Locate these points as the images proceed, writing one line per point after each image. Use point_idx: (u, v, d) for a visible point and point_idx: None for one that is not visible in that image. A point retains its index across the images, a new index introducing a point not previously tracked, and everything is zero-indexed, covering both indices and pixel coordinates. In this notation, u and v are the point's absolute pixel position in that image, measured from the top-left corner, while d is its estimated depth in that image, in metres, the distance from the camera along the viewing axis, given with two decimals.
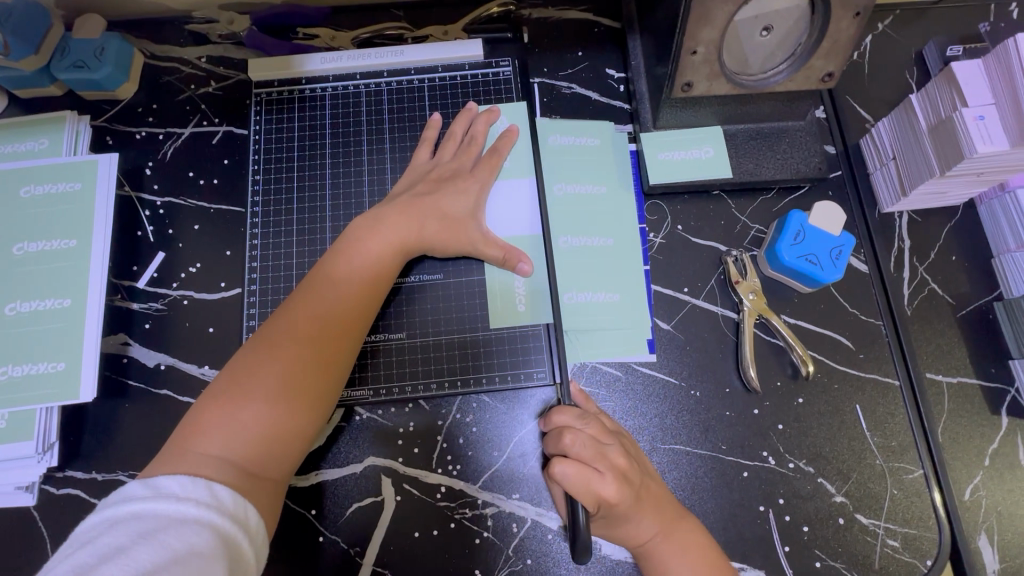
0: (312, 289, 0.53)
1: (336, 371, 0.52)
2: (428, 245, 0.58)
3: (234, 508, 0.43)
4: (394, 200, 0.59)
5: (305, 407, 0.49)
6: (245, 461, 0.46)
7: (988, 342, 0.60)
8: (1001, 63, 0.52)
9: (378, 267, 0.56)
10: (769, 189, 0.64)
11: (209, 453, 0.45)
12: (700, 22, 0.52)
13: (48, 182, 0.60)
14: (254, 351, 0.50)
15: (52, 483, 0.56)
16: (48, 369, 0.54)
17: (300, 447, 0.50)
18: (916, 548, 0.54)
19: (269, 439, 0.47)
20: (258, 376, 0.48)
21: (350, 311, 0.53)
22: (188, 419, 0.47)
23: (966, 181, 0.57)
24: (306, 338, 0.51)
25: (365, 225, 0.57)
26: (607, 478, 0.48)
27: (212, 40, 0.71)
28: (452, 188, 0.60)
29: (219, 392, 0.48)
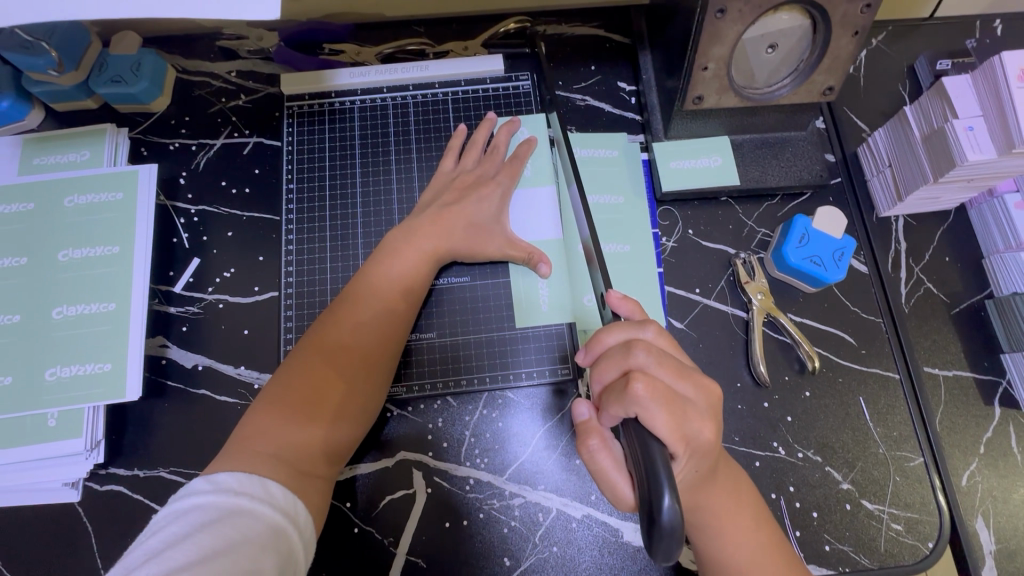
0: (354, 298, 0.57)
1: (377, 375, 0.55)
2: (457, 251, 0.61)
3: (285, 503, 0.46)
4: (425, 208, 0.63)
5: (349, 410, 0.53)
6: (295, 458, 0.49)
7: (980, 337, 0.64)
8: (988, 77, 0.56)
9: (413, 274, 0.59)
10: (773, 196, 0.68)
11: (262, 450, 0.48)
12: (712, 40, 0.56)
13: (90, 192, 0.62)
14: (303, 356, 0.54)
15: (96, 480, 0.59)
16: (95, 370, 0.57)
17: (344, 447, 0.53)
18: (918, 531, 0.58)
19: (317, 439, 0.51)
20: (308, 380, 0.52)
21: (390, 319, 0.57)
22: (244, 422, 0.51)
23: (958, 187, 0.61)
24: (349, 345, 0.54)
25: (400, 236, 0.60)
26: (691, 413, 0.45)
27: (242, 56, 0.74)
28: (477, 196, 0.63)
29: (275, 397, 0.52)
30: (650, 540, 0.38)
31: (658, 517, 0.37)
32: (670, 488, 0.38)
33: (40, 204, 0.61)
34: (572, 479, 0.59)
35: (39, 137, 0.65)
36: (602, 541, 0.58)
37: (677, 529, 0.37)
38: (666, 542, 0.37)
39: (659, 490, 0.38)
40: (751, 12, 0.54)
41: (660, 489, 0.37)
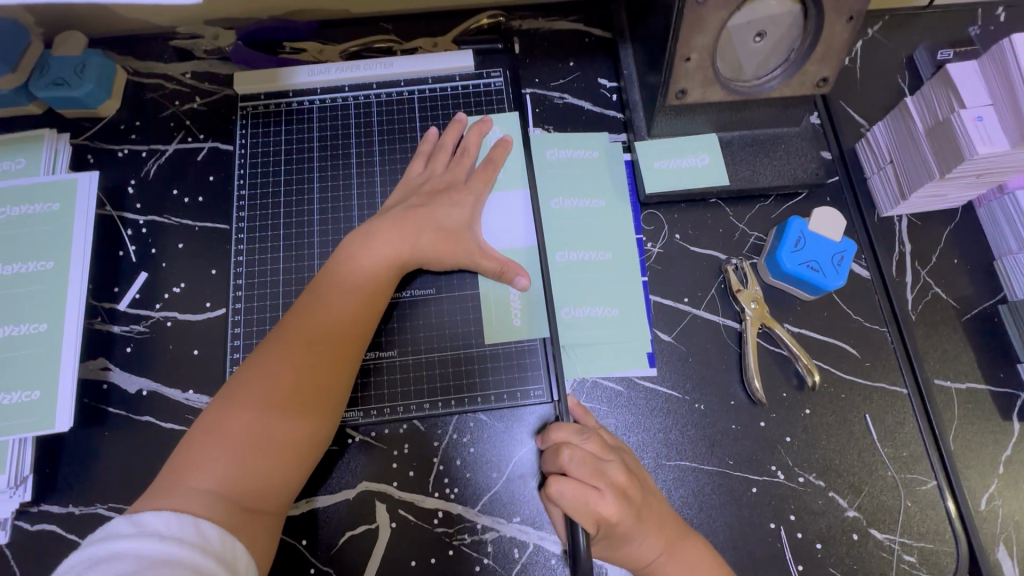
0: (306, 310, 0.52)
1: (332, 394, 0.50)
2: (422, 254, 0.56)
3: (220, 547, 0.41)
4: (387, 213, 0.58)
5: (300, 436, 0.48)
6: (235, 494, 0.44)
7: (995, 346, 0.59)
8: (997, 62, 0.51)
9: (376, 281, 0.54)
10: (766, 197, 0.64)
11: (197, 485, 0.44)
12: (693, 29, 0.52)
13: (24, 204, 0.58)
14: (248, 376, 0.49)
15: (27, 518, 0.53)
16: (22, 398, 0.51)
17: (295, 477, 0.48)
18: (934, 563, 0.52)
19: (262, 469, 0.46)
20: (253, 405, 0.47)
21: (346, 333, 0.52)
22: (181, 451, 0.46)
23: (967, 183, 0.56)
24: (299, 362, 0.49)
25: (358, 242, 0.55)
26: (606, 496, 0.47)
27: (197, 56, 0.70)
28: (445, 200, 0.58)
29: (215, 421, 0.47)
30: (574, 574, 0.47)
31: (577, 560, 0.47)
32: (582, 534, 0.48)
33: None
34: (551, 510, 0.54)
35: None
36: None
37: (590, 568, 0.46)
38: None
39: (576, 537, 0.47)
40: None
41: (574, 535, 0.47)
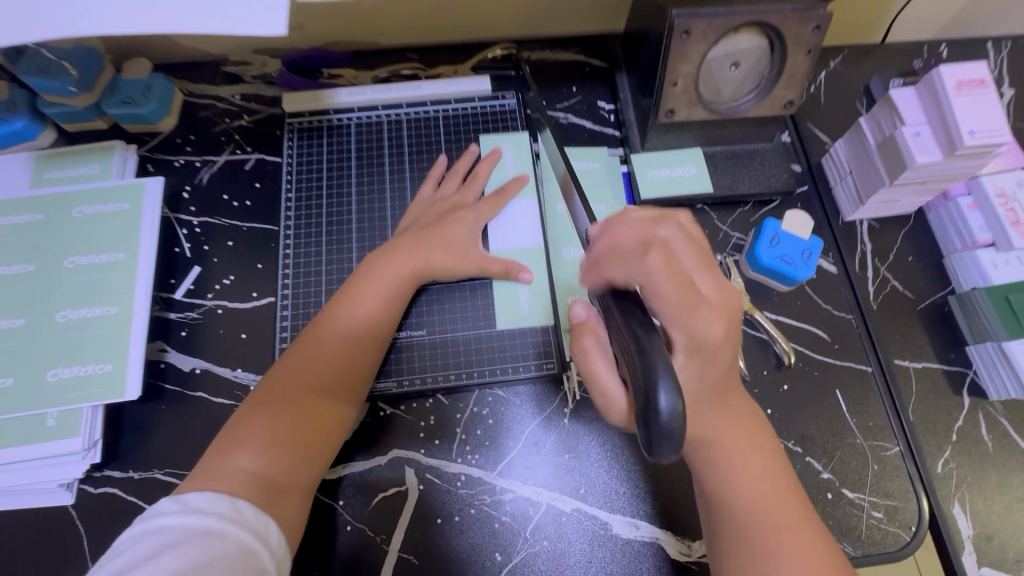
0: (328, 323, 0.59)
1: (349, 394, 0.58)
2: (436, 268, 0.63)
3: (254, 522, 0.47)
4: (402, 235, 0.66)
5: (322, 430, 0.55)
6: (270, 477, 0.51)
7: (946, 331, 0.68)
8: (930, 88, 0.60)
9: (390, 296, 0.61)
10: (745, 203, 0.73)
11: (237, 467, 0.50)
12: (679, 58, 0.62)
13: (98, 203, 0.65)
14: (279, 379, 0.56)
15: (90, 483, 0.59)
16: (95, 370, 0.58)
17: (318, 465, 0.55)
18: (899, 519, 0.60)
19: (292, 457, 0.53)
20: (284, 403, 0.54)
21: (365, 343, 0.59)
22: (221, 439, 0.52)
23: (913, 189, 0.66)
24: (324, 366, 0.57)
25: (378, 259, 0.63)
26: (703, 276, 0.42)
27: (245, 80, 0.79)
28: (453, 219, 0.66)
29: (252, 415, 0.53)
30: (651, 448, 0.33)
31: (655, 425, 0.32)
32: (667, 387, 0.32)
33: (49, 214, 0.64)
34: (561, 474, 0.61)
35: (51, 153, 0.69)
36: (591, 534, 0.59)
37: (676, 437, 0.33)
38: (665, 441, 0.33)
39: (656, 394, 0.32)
40: (713, 33, 0.60)
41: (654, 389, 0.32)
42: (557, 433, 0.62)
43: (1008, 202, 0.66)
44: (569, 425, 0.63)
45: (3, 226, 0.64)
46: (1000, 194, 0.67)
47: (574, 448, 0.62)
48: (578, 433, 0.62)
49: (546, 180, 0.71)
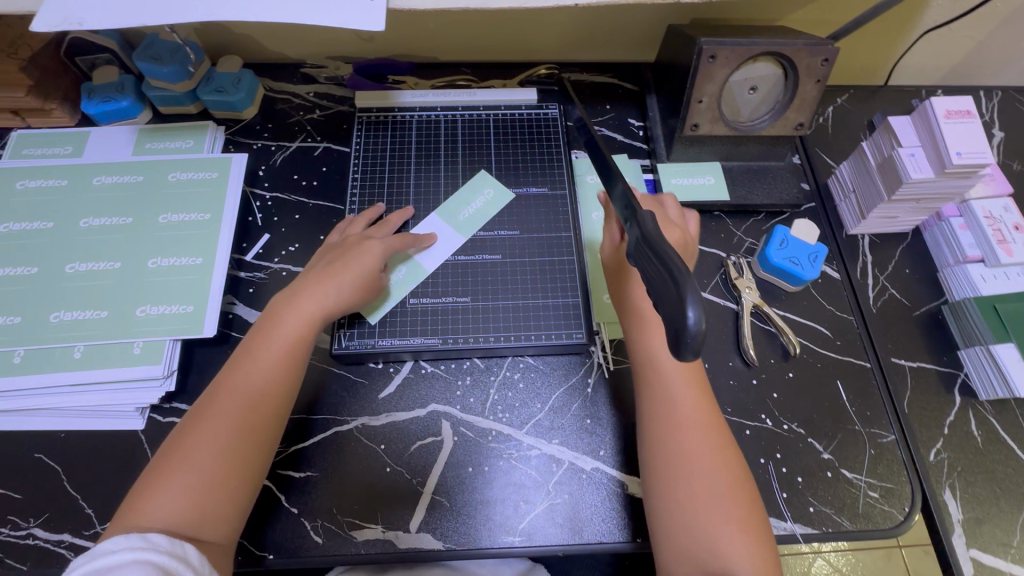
0: (238, 370, 0.60)
1: (263, 435, 0.58)
2: (330, 299, 0.65)
3: (172, 547, 0.48)
4: (310, 271, 0.68)
5: (237, 473, 0.56)
6: (185, 525, 0.52)
7: (940, 337, 0.74)
8: (923, 116, 0.69)
9: (296, 338, 0.63)
10: (758, 213, 0.81)
11: (145, 521, 0.51)
12: (705, 79, 0.71)
13: (190, 170, 0.76)
14: (186, 434, 0.56)
15: (159, 412, 0.65)
16: (178, 310, 0.67)
17: (238, 508, 0.56)
18: (894, 499, 0.64)
19: (206, 504, 0.53)
20: (193, 452, 0.55)
21: (272, 381, 0.60)
22: (130, 497, 0.53)
23: (910, 207, 0.74)
24: (236, 412, 0.57)
25: (281, 306, 0.65)
26: None
27: (319, 81, 0.90)
28: (353, 254, 0.67)
29: (162, 467, 0.54)
30: (674, 355, 0.37)
31: (684, 335, 0.36)
32: (696, 300, 0.36)
33: (148, 177, 0.74)
34: (584, 436, 0.67)
35: (154, 128, 0.79)
36: (607, 490, 0.64)
37: (700, 345, 0.36)
38: (687, 350, 0.37)
39: (684, 309, 0.36)
40: (736, 59, 0.69)
41: (685, 303, 0.36)
42: (580, 399, 0.68)
43: (996, 224, 0.74)
44: (592, 394, 0.69)
45: (107, 183, 0.74)
46: (988, 216, 0.75)
47: (595, 413, 0.68)
48: (599, 402, 0.68)
49: (585, 185, 0.80)
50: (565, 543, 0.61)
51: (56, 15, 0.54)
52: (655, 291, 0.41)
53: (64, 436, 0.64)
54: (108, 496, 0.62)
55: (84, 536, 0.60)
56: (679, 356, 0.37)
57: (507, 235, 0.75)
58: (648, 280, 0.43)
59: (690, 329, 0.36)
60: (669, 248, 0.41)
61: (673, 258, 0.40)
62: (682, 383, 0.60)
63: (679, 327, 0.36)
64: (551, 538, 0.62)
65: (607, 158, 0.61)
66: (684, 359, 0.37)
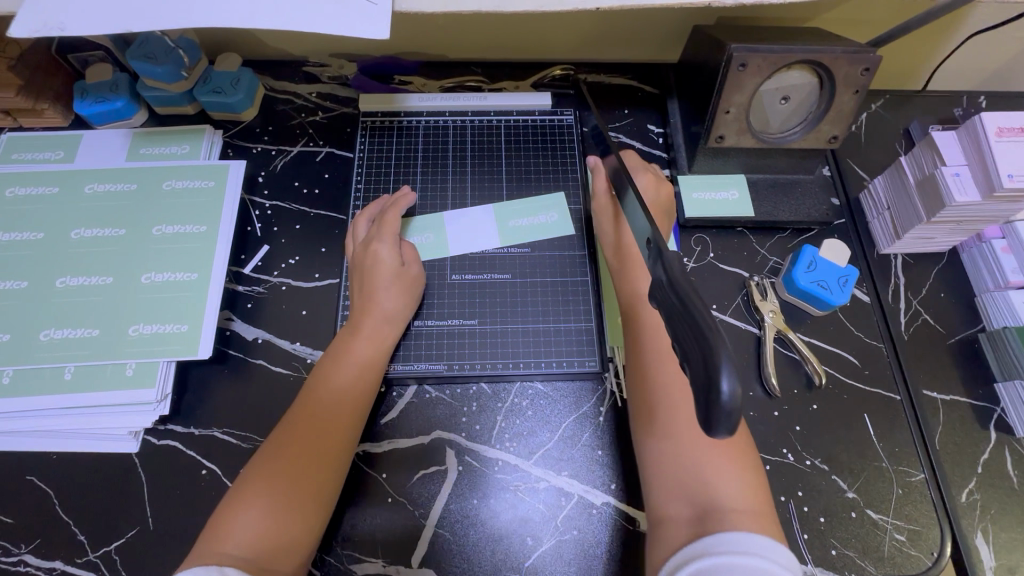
0: (315, 394, 0.60)
1: (332, 461, 0.57)
2: (382, 319, 0.64)
3: None
4: (355, 289, 0.67)
5: (311, 499, 0.55)
6: (264, 555, 0.51)
7: (975, 368, 0.70)
8: (971, 133, 0.64)
9: (364, 362, 0.62)
10: (784, 230, 0.77)
11: (226, 548, 0.50)
12: (733, 89, 0.66)
13: (187, 178, 0.72)
14: (265, 459, 0.56)
15: (154, 435, 0.63)
16: (173, 329, 0.64)
17: (310, 537, 0.55)
18: (921, 544, 0.61)
19: (279, 533, 0.53)
20: (274, 480, 0.55)
21: (345, 405, 0.60)
22: (213, 523, 0.53)
23: (949, 228, 0.69)
24: (312, 438, 0.57)
25: (344, 332, 0.64)
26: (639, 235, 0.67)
27: (322, 81, 0.86)
28: (376, 261, 0.66)
29: (243, 493, 0.54)
30: (706, 432, 0.33)
31: (715, 409, 0.32)
32: (731, 372, 0.32)
33: (142, 185, 0.71)
34: (596, 468, 0.63)
35: (148, 132, 0.76)
36: (618, 527, 0.61)
37: (734, 424, 0.32)
38: (719, 427, 0.33)
39: (717, 380, 0.32)
40: (768, 67, 0.64)
41: (717, 374, 0.32)
42: (592, 429, 0.65)
43: None
44: (605, 424, 0.65)
45: (100, 191, 0.70)
46: None
47: (607, 444, 0.64)
48: (612, 433, 0.65)
49: None
50: None
51: (35, 20, 0.50)
52: (680, 346, 0.37)
53: (56, 458, 0.62)
54: (101, 522, 0.60)
55: (77, 564, 0.58)
56: (708, 432, 0.33)
57: (518, 252, 0.71)
58: (671, 330, 0.39)
59: (724, 404, 0.32)
60: (696, 296, 0.37)
61: (700, 310, 0.35)
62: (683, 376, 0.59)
63: (709, 399, 0.33)
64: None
65: (625, 174, 0.57)
66: (715, 436, 0.33)
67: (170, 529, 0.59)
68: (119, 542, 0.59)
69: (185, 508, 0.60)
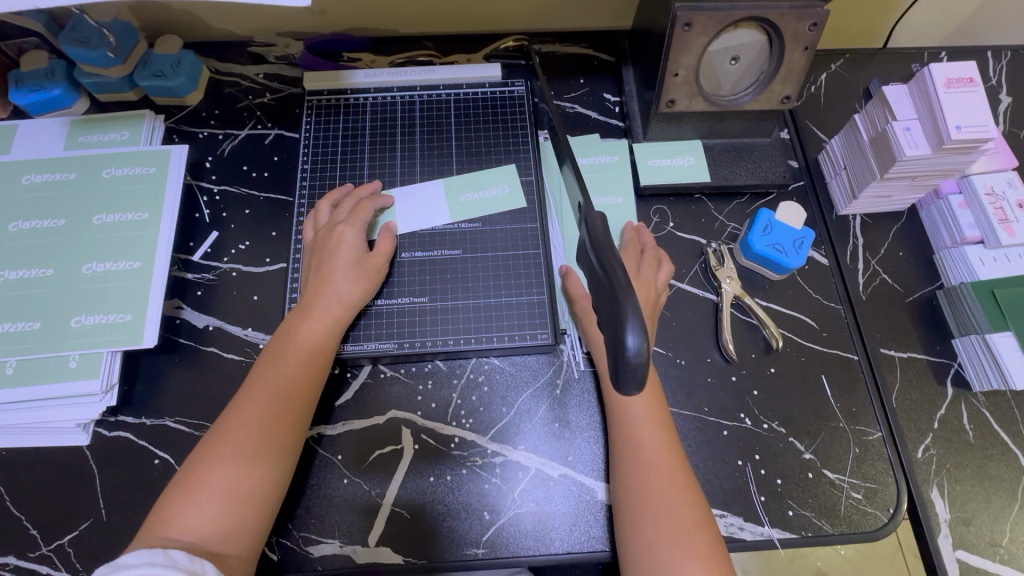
0: (262, 378, 0.58)
1: (286, 445, 0.56)
2: (339, 302, 0.62)
3: (192, 564, 0.45)
4: (309, 271, 0.65)
5: (260, 481, 0.54)
6: (212, 541, 0.50)
7: (933, 325, 0.69)
8: (920, 86, 0.63)
9: (315, 345, 0.60)
10: (742, 194, 0.75)
11: (172, 536, 0.50)
12: (680, 50, 0.64)
13: (127, 165, 0.71)
14: (210, 446, 0.54)
15: (104, 426, 0.62)
16: (117, 319, 0.63)
17: (264, 521, 0.54)
18: (877, 501, 0.61)
19: (230, 519, 0.52)
20: (219, 469, 0.53)
21: (296, 387, 0.58)
22: (154, 514, 0.52)
23: (904, 185, 0.68)
24: (261, 423, 0.55)
25: (295, 315, 0.62)
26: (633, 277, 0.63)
27: (269, 61, 0.83)
28: (333, 245, 0.64)
29: (187, 482, 0.52)
30: (616, 384, 0.38)
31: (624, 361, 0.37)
32: (636, 327, 0.37)
33: (81, 175, 0.69)
34: (554, 441, 0.63)
35: (87, 119, 0.74)
36: (576, 497, 0.61)
37: (640, 377, 0.37)
38: (628, 379, 0.38)
39: (624, 335, 0.37)
40: (714, 26, 0.62)
41: (624, 329, 0.37)
42: (548, 402, 0.65)
43: (997, 201, 0.68)
44: (561, 396, 0.65)
45: (38, 182, 0.69)
46: (989, 193, 0.69)
47: (564, 416, 0.64)
48: (569, 404, 0.65)
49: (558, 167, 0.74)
50: (531, 554, 0.59)
51: None
52: (599, 306, 0.42)
53: (6, 454, 0.61)
54: (52, 516, 0.59)
55: (30, 559, 0.58)
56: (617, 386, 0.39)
57: (468, 228, 0.70)
58: (593, 286, 0.44)
59: (630, 356, 0.37)
60: (613, 259, 0.41)
61: (615, 274, 0.40)
62: (645, 412, 0.58)
63: (619, 353, 0.38)
64: (517, 550, 0.59)
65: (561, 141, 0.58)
66: (624, 391, 0.38)
67: (122, 519, 0.59)
68: (71, 534, 0.58)
69: (137, 497, 0.60)
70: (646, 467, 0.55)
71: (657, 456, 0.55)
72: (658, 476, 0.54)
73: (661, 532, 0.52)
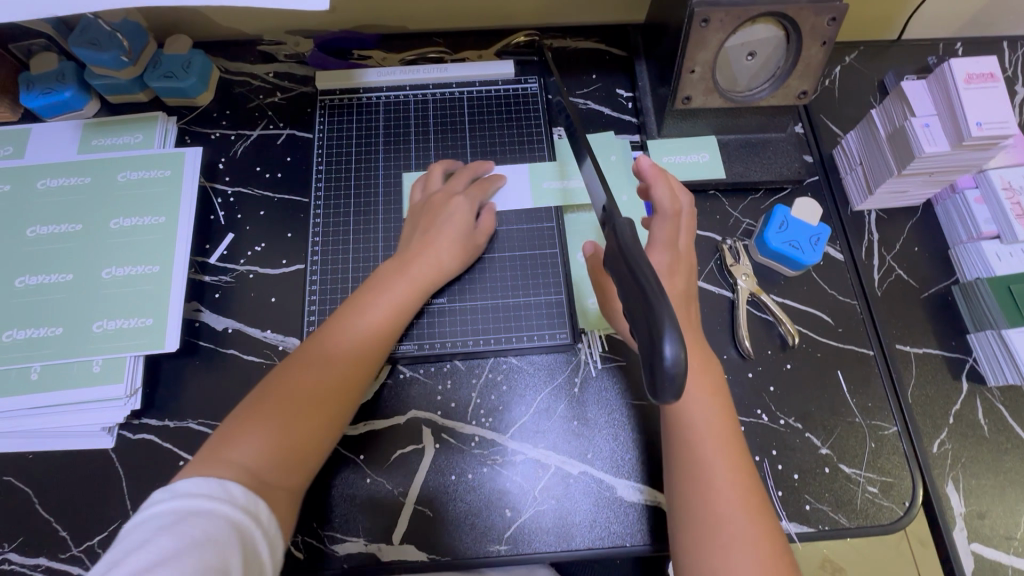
0: (354, 320, 0.58)
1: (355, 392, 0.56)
2: (443, 270, 0.63)
3: (247, 503, 0.46)
4: (409, 234, 0.66)
5: (321, 420, 0.53)
6: (266, 469, 0.49)
7: (948, 320, 0.70)
8: (940, 81, 0.62)
9: (412, 303, 0.61)
10: (757, 190, 0.75)
11: (232, 459, 0.48)
12: (697, 47, 0.64)
13: (142, 168, 0.71)
14: (289, 375, 0.54)
15: (129, 429, 0.63)
16: (138, 323, 0.63)
17: (313, 464, 0.53)
18: (894, 494, 0.62)
19: (290, 450, 0.51)
20: (289, 401, 0.52)
21: (383, 341, 0.59)
22: (217, 433, 0.50)
23: (921, 180, 0.68)
24: (343, 365, 0.55)
25: (391, 270, 0.62)
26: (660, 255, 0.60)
27: (278, 59, 0.82)
28: (447, 213, 0.65)
29: (260, 403, 0.52)
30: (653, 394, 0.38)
31: (662, 372, 0.37)
32: (674, 336, 0.37)
33: (96, 178, 0.69)
34: (573, 438, 0.64)
35: (99, 122, 0.73)
36: (595, 494, 0.62)
37: (679, 386, 0.37)
38: (665, 390, 0.37)
39: (661, 344, 0.37)
40: (732, 22, 0.62)
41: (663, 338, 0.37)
42: (567, 400, 0.65)
43: (1014, 196, 0.68)
44: (579, 394, 0.65)
45: (53, 186, 0.69)
46: (1006, 188, 0.69)
47: (583, 414, 0.65)
48: (587, 401, 0.65)
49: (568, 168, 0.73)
50: (553, 550, 0.60)
51: None
52: (632, 317, 0.41)
53: (32, 457, 0.62)
54: (80, 518, 0.60)
55: (61, 560, 0.59)
56: (654, 396, 0.38)
57: None
58: (623, 289, 0.43)
59: (667, 367, 0.37)
60: (643, 263, 0.41)
61: (648, 279, 0.39)
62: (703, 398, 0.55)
63: (656, 362, 0.37)
64: (538, 546, 0.60)
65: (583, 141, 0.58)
66: (660, 400, 0.38)
67: None
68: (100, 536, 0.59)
69: None
70: (699, 459, 0.52)
71: (715, 445, 0.53)
72: (714, 466, 0.52)
73: (718, 523, 0.50)
